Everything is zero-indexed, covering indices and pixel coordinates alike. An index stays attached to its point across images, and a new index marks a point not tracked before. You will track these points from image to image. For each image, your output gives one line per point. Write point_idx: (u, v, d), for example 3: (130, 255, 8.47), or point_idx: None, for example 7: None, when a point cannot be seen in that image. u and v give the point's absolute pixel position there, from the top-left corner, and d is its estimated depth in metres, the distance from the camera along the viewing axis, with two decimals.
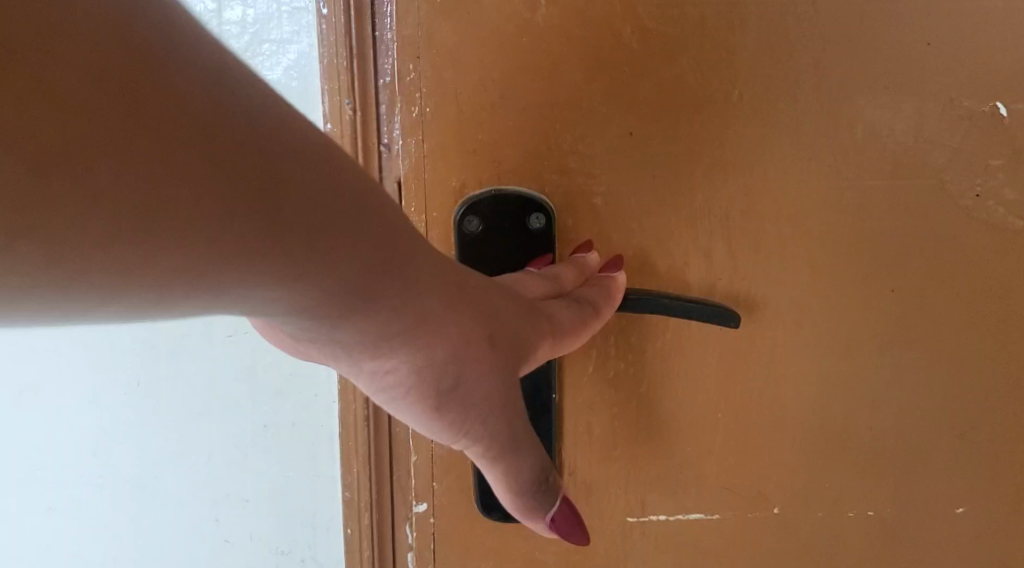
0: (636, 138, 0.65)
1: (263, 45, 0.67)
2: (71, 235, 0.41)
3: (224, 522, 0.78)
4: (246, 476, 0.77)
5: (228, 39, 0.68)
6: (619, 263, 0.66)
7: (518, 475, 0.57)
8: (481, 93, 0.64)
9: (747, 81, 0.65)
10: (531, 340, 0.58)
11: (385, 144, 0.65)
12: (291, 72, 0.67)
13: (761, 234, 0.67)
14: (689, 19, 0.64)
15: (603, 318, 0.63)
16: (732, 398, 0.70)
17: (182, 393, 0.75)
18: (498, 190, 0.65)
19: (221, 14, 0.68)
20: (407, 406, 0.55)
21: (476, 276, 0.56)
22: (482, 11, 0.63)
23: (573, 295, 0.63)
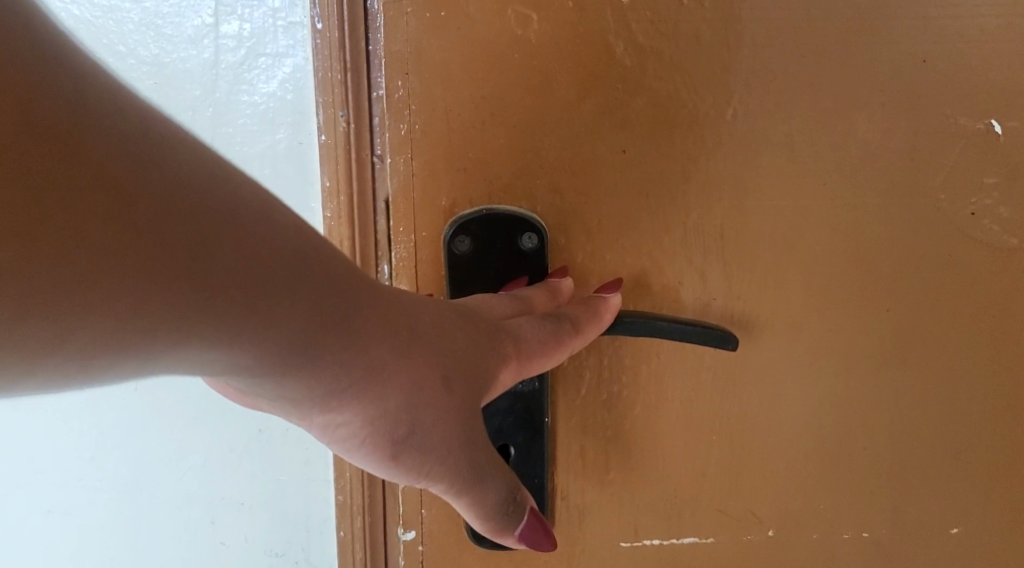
0: (630, 157, 0.64)
1: (259, 59, 0.65)
2: (49, 258, 0.41)
3: (220, 525, 0.75)
4: (241, 479, 0.74)
5: (224, 53, 0.65)
6: (617, 286, 0.64)
7: (483, 507, 0.55)
8: (470, 111, 0.62)
9: (742, 98, 0.64)
10: (492, 371, 0.56)
11: (378, 156, 0.63)
12: (286, 85, 0.65)
13: (756, 253, 0.67)
14: (685, 35, 0.63)
15: (579, 337, 0.61)
16: (728, 421, 0.69)
17: (178, 398, 0.72)
18: (489, 210, 0.63)
19: (218, 28, 0.65)
20: (364, 453, 0.53)
21: (432, 311, 0.54)
22: (473, 26, 0.61)
23: (542, 314, 0.61)
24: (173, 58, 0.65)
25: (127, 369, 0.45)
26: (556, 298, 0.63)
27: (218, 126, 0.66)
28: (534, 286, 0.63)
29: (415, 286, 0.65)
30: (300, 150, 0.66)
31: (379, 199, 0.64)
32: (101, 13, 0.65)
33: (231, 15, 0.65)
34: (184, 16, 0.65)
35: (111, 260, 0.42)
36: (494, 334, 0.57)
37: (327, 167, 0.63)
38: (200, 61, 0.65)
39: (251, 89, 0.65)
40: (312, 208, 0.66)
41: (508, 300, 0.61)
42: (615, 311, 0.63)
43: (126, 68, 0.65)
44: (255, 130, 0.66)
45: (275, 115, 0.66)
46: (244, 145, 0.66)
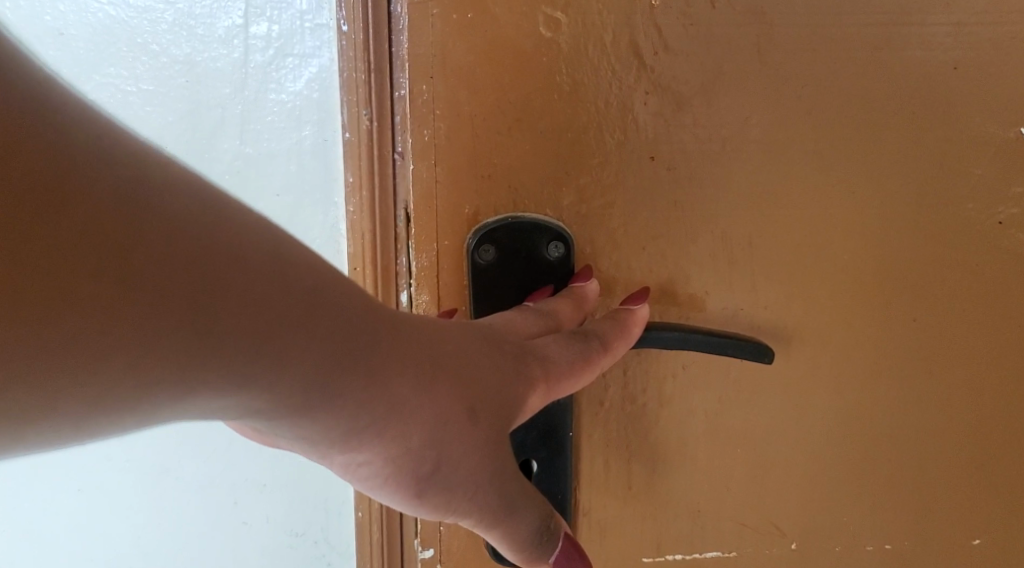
0: (659, 163, 0.62)
1: (287, 59, 0.64)
2: (91, 270, 0.40)
3: (243, 506, 0.74)
4: (263, 461, 0.73)
5: (253, 52, 0.64)
6: (645, 295, 0.63)
7: (516, 538, 0.54)
8: (494, 116, 0.60)
9: (772, 102, 0.63)
10: (520, 397, 0.54)
11: (400, 153, 0.61)
12: (313, 84, 0.65)
13: (783, 262, 0.65)
14: (715, 39, 0.61)
15: (610, 353, 0.60)
16: (753, 433, 0.68)
17: None
18: (515, 218, 0.61)
19: (247, 29, 0.64)
20: (388, 490, 0.51)
21: (452, 334, 0.52)
22: (500, 28, 0.59)
23: (570, 331, 0.60)
24: (204, 57, 0.64)
25: (161, 387, 0.43)
26: (581, 313, 0.61)
27: (247, 123, 0.65)
28: (560, 297, 0.61)
29: (437, 296, 0.63)
30: (325, 147, 0.66)
31: (400, 204, 0.62)
32: (135, 13, 0.64)
33: (260, 16, 0.64)
34: (215, 17, 0.64)
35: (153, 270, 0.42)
36: (521, 358, 0.56)
37: (352, 164, 0.63)
38: (230, 61, 0.65)
39: (278, 88, 0.65)
40: (336, 202, 0.67)
41: (533, 318, 0.59)
42: (642, 323, 0.61)
43: (159, 68, 0.65)
44: (282, 126, 0.66)
45: (302, 112, 0.65)
46: (272, 141, 0.66)
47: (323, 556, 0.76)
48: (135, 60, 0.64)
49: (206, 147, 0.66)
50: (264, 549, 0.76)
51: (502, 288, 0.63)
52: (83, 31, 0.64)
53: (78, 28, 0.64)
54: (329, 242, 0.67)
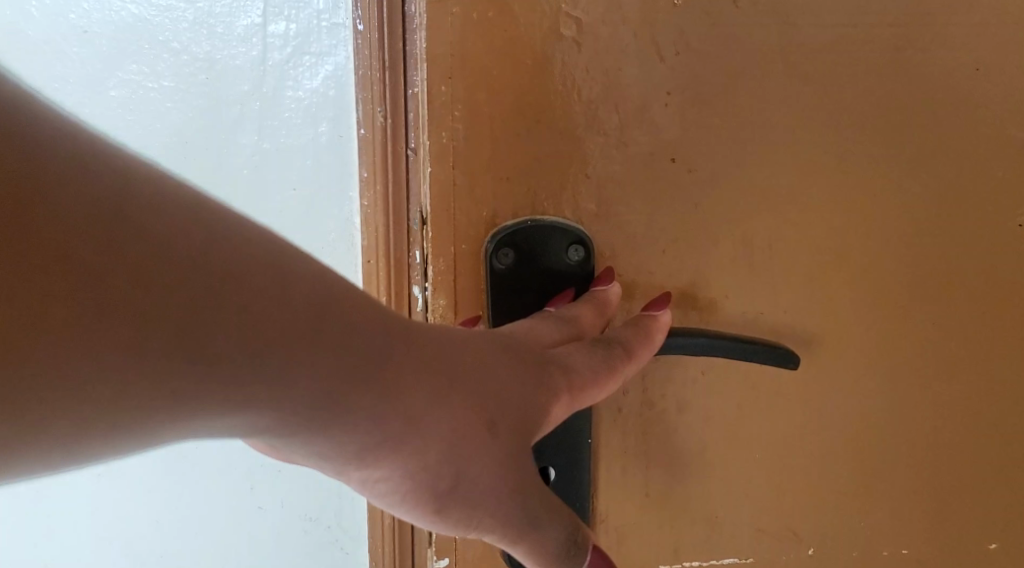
0: (679, 165, 0.61)
1: (304, 57, 0.65)
2: (118, 266, 0.40)
3: (258, 490, 0.73)
4: None
5: (271, 51, 0.65)
6: (665, 301, 0.62)
7: (543, 554, 0.51)
8: (513, 117, 0.58)
9: (794, 104, 0.62)
10: (542, 407, 0.53)
11: (412, 149, 0.60)
12: (329, 82, 0.65)
13: (803, 265, 0.64)
14: (738, 40, 0.60)
15: (631, 361, 0.58)
16: (771, 438, 0.67)
17: None
18: (534, 220, 0.60)
19: (266, 27, 0.65)
20: (405, 507, 0.50)
21: (468, 344, 0.51)
22: (521, 27, 0.58)
23: (591, 338, 0.58)
24: (222, 56, 0.65)
25: (186, 393, 0.42)
26: (602, 320, 0.60)
27: (264, 120, 0.66)
28: (580, 302, 0.60)
29: (454, 300, 0.61)
30: (340, 144, 0.66)
31: (414, 200, 0.60)
32: (158, 11, 0.64)
33: (279, 15, 0.64)
34: (234, 15, 0.65)
35: (173, 265, 0.41)
36: (543, 366, 0.54)
37: (366, 159, 0.62)
38: (249, 58, 0.65)
39: (295, 86, 0.65)
40: (350, 198, 0.66)
41: (553, 325, 0.58)
42: (666, 327, 0.60)
43: (179, 65, 0.65)
44: (299, 123, 0.66)
45: (318, 109, 0.65)
46: (288, 138, 0.66)
47: (335, 540, 0.74)
48: (157, 57, 0.65)
49: (225, 144, 0.66)
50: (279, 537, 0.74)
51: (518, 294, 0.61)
52: (107, 29, 0.65)
53: (101, 26, 0.64)
54: (342, 238, 0.67)
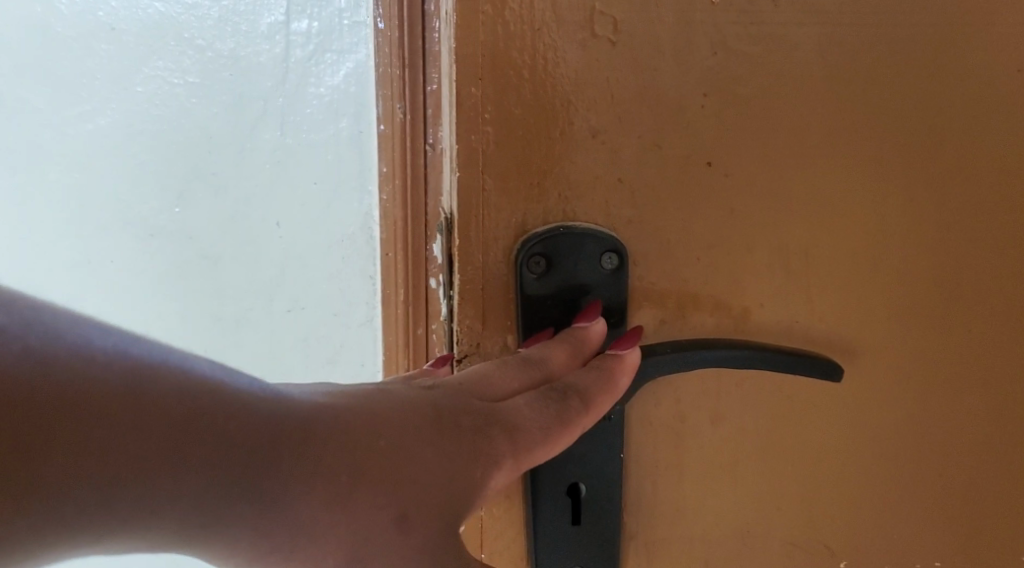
0: (716, 169, 0.59)
1: (326, 55, 0.70)
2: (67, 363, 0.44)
3: None
4: None
5: (294, 48, 0.70)
6: (635, 337, 0.58)
7: None
8: (543, 118, 0.56)
9: (834, 105, 0.60)
10: (478, 483, 0.53)
11: (431, 143, 0.66)
12: (350, 79, 0.70)
13: (840, 272, 0.62)
14: (778, 40, 0.58)
15: (591, 413, 0.57)
16: (806, 448, 0.65)
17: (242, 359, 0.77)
18: (567, 225, 0.57)
19: (289, 25, 0.70)
20: None
21: (393, 423, 0.51)
22: (556, 24, 0.55)
23: (555, 386, 0.57)
24: (248, 52, 0.70)
25: (148, 458, 0.45)
26: (572, 364, 0.57)
27: (287, 115, 0.71)
28: (558, 337, 0.58)
29: (482, 311, 0.58)
30: (360, 139, 0.71)
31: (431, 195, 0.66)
32: (184, 10, 0.70)
33: (301, 14, 0.70)
34: (259, 13, 0.70)
35: (74, 373, 0.44)
36: (480, 437, 0.54)
37: (386, 155, 0.69)
38: (273, 56, 0.70)
39: (317, 82, 0.70)
40: (369, 191, 0.72)
41: (509, 372, 0.56)
42: (634, 370, 0.58)
43: (205, 61, 0.70)
44: (321, 119, 0.71)
45: (339, 105, 0.71)
46: (310, 133, 0.71)
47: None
48: (183, 53, 0.70)
49: (249, 138, 0.72)
50: None
51: (544, 309, 0.58)
52: (133, 25, 0.70)
53: (128, 22, 0.70)
54: (361, 232, 0.73)
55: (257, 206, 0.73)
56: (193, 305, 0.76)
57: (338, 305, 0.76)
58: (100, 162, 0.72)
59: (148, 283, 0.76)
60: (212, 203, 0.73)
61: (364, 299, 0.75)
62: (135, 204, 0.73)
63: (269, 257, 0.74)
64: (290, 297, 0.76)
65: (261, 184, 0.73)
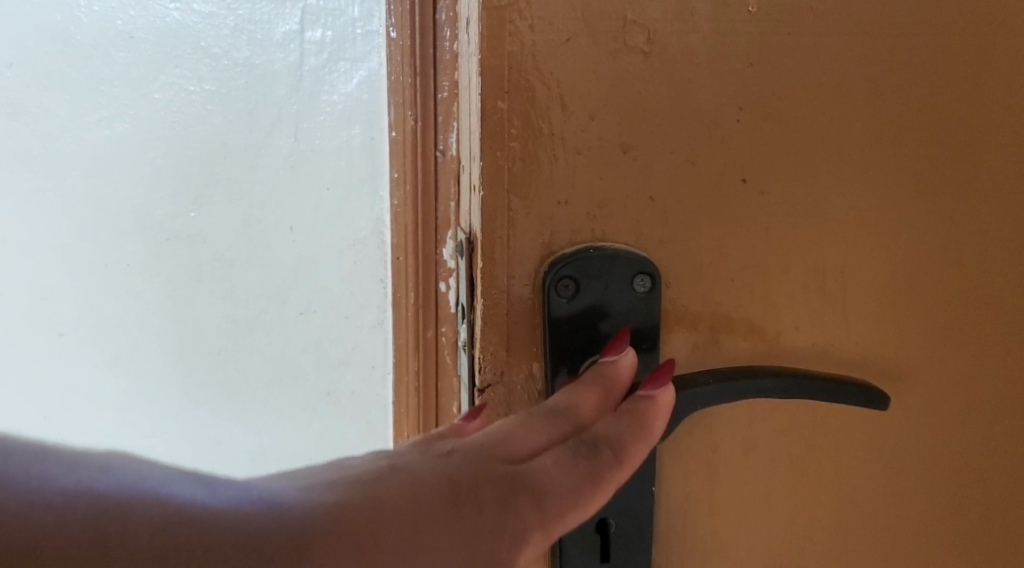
0: (750, 187, 0.56)
1: (340, 63, 0.68)
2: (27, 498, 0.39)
3: None
4: (308, 436, 0.75)
5: (308, 56, 0.68)
6: (664, 374, 0.54)
7: None
8: (573, 133, 0.52)
9: (872, 119, 0.57)
10: (505, 556, 0.49)
11: (441, 151, 0.66)
12: (363, 87, 0.69)
13: (879, 292, 0.59)
14: (814, 50, 0.56)
15: (623, 466, 0.52)
16: (841, 476, 0.62)
17: (251, 363, 0.74)
18: (596, 246, 0.54)
19: (303, 34, 0.68)
20: None
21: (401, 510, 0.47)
22: (585, 35, 0.52)
23: (583, 438, 0.52)
24: (262, 61, 0.68)
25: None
26: (604, 411, 0.53)
27: (301, 122, 0.69)
28: (584, 384, 0.53)
29: (508, 339, 0.54)
30: (373, 146, 0.69)
31: (441, 200, 0.67)
32: (200, 18, 0.68)
33: (315, 23, 0.68)
34: (274, 22, 0.68)
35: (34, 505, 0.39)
36: (503, 505, 0.49)
37: (398, 160, 0.68)
38: (287, 64, 0.68)
39: (331, 90, 0.68)
40: (382, 197, 0.70)
41: (535, 425, 0.52)
42: (669, 410, 0.54)
43: (220, 69, 0.68)
44: (334, 125, 0.69)
45: (352, 112, 0.69)
46: (324, 140, 0.69)
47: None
48: (199, 61, 0.68)
49: (264, 145, 0.69)
50: None
51: (578, 337, 0.54)
52: (151, 33, 0.68)
53: (146, 32, 0.68)
54: (374, 236, 0.71)
55: (272, 209, 0.71)
56: (205, 308, 0.73)
57: (350, 309, 0.72)
58: (117, 169, 0.70)
59: (163, 289, 0.73)
60: (227, 209, 0.71)
61: (375, 302, 0.72)
62: (150, 207, 0.71)
63: (280, 261, 0.72)
64: (302, 299, 0.72)
65: (274, 189, 0.70)
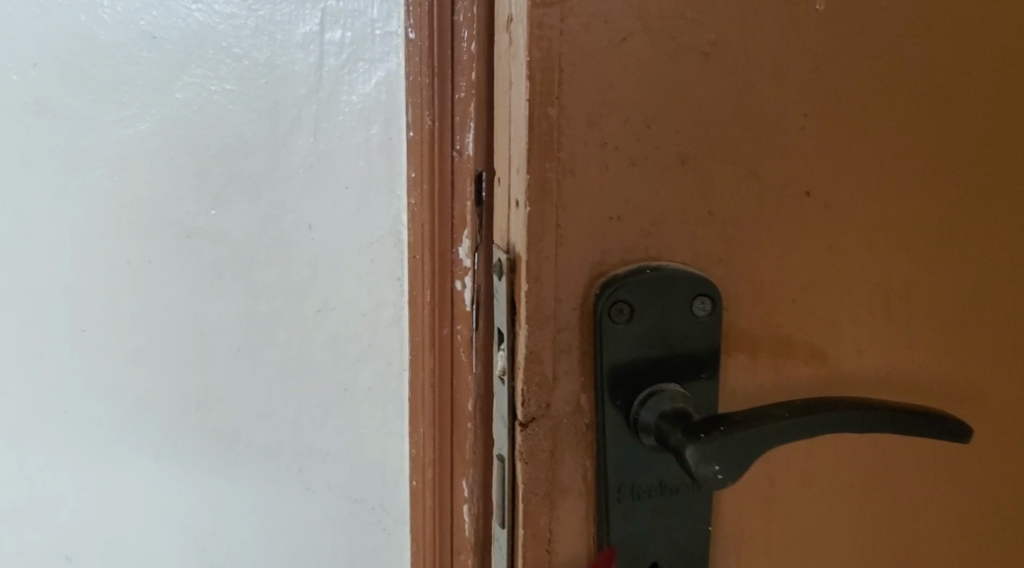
0: (813, 201, 0.51)
1: (358, 64, 0.66)
2: None
3: (308, 473, 0.72)
4: (326, 431, 0.71)
5: (328, 57, 0.66)
6: None
7: None
8: (626, 141, 0.48)
9: (940, 126, 0.53)
10: None
11: (457, 151, 0.60)
12: (380, 87, 0.67)
13: (944, 311, 0.55)
14: (884, 51, 0.51)
15: None
16: (906, 507, 0.57)
17: (267, 360, 0.70)
18: (652, 266, 0.49)
19: (323, 34, 0.66)
20: None
21: None
22: (641, 35, 0.47)
23: None
24: (283, 61, 0.66)
25: None
26: None
27: (321, 121, 0.67)
28: None
29: (556, 369, 0.49)
30: (391, 145, 0.67)
31: (457, 200, 0.60)
32: (222, 19, 0.66)
33: (336, 24, 0.66)
34: (294, 23, 0.66)
35: None
36: None
37: (415, 159, 0.65)
38: (307, 65, 0.66)
39: (349, 90, 0.67)
40: (399, 196, 0.68)
41: None
42: None
43: (241, 69, 0.66)
44: (352, 125, 0.67)
45: (370, 112, 0.67)
46: (342, 139, 0.67)
47: (378, 522, 0.73)
48: (220, 62, 0.67)
49: (283, 144, 0.67)
50: (326, 519, 0.73)
51: (634, 366, 0.49)
52: (173, 35, 0.66)
53: (169, 32, 0.66)
54: (391, 234, 0.69)
55: (291, 208, 0.68)
56: (221, 306, 0.70)
57: (367, 305, 0.70)
58: (141, 166, 0.68)
59: (179, 286, 0.70)
60: (247, 207, 0.68)
61: (390, 299, 0.70)
62: (173, 205, 0.68)
63: (299, 256, 0.69)
64: (319, 296, 0.69)
65: (293, 187, 0.68)
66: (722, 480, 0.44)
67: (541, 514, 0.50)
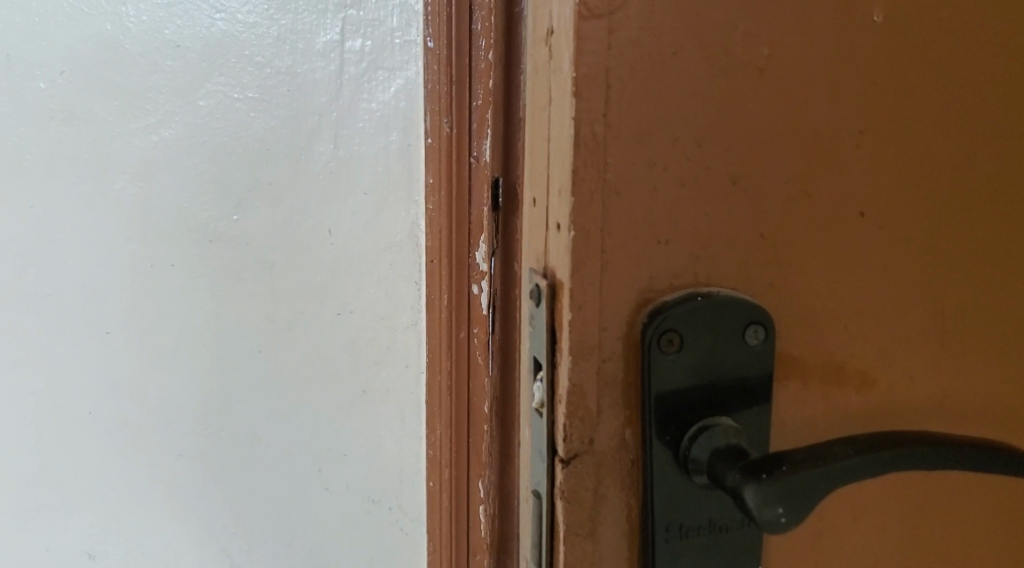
0: (867, 222, 0.49)
1: (378, 72, 0.69)
2: None
3: (326, 474, 0.75)
4: (347, 431, 0.74)
5: (347, 65, 0.68)
6: None
7: None
8: (675, 161, 0.45)
9: (999, 143, 0.50)
10: None
11: (474, 156, 0.60)
12: (399, 94, 0.69)
13: (1002, 338, 0.52)
14: (943, 62, 0.48)
15: None
16: (960, 546, 0.54)
17: (290, 362, 0.73)
18: (700, 292, 0.46)
19: (344, 43, 0.68)
20: None
21: None
22: (691, 48, 0.44)
23: None
24: (304, 69, 0.68)
25: None
26: None
27: (341, 128, 0.69)
28: None
29: (599, 401, 0.46)
30: (408, 151, 0.69)
31: (474, 204, 0.61)
32: (245, 28, 0.68)
33: (356, 33, 0.68)
34: (314, 32, 0.68)
35: None
36: None
37: (433, 166, 0.66)
38: (327, 73, 0.68)
39: (369, 98, 0.69)
40: (416, 201, 0.70)
41: None
42: None
43: (263, 77, 0.69)
44: (370, 132, 0.69)
45: (388, 120, 0.69)
46: (362, 145, 0.69)
47: (395, 521, 0.75)
48: (242, 70, 0.69)
49: (303, 149, 0.69)
50: (345, 521, 0.76)
51: (683, 399, 0.47)
52: (197, 44, 0.69)
53: (192, 41, 0.69)
54: (408, 240, 0.71)
55: (312, 215, 0.70)
56: (241, 307, 0.72)
57: (384, 308, 0.72)
58: (166, 172, 0.70)
59: (202, 291, 0.72)
60: (269, 213, 0.70)
61: (408, 303, 0.72)
62: (195, 210, 0.71)
63: (319, 261, 0.71)
64: (339, 299, 0.72)
65: (312, 195, 0.70)
66: (786, 524, 0.42)
67: (583, 555, 0.47)
